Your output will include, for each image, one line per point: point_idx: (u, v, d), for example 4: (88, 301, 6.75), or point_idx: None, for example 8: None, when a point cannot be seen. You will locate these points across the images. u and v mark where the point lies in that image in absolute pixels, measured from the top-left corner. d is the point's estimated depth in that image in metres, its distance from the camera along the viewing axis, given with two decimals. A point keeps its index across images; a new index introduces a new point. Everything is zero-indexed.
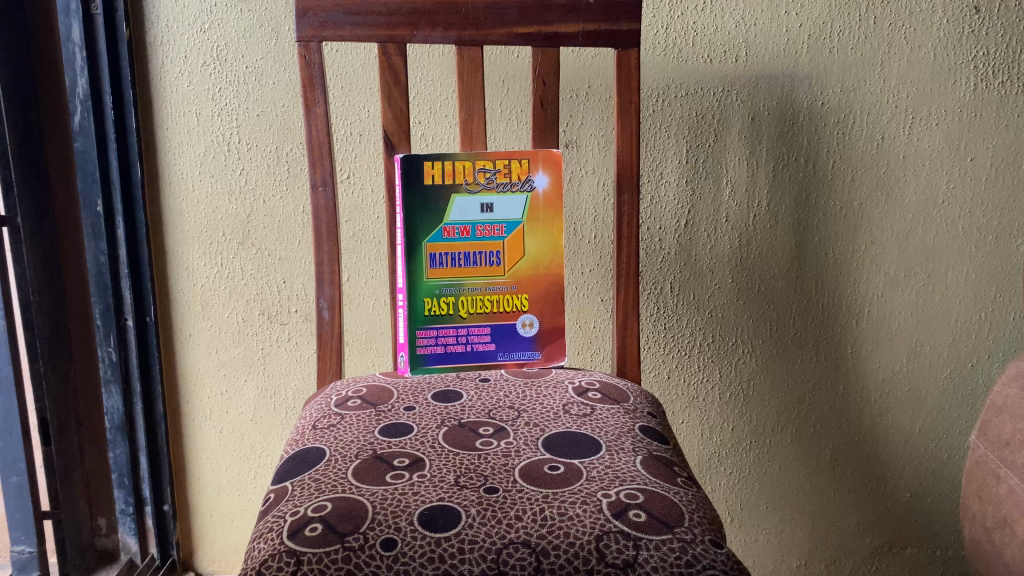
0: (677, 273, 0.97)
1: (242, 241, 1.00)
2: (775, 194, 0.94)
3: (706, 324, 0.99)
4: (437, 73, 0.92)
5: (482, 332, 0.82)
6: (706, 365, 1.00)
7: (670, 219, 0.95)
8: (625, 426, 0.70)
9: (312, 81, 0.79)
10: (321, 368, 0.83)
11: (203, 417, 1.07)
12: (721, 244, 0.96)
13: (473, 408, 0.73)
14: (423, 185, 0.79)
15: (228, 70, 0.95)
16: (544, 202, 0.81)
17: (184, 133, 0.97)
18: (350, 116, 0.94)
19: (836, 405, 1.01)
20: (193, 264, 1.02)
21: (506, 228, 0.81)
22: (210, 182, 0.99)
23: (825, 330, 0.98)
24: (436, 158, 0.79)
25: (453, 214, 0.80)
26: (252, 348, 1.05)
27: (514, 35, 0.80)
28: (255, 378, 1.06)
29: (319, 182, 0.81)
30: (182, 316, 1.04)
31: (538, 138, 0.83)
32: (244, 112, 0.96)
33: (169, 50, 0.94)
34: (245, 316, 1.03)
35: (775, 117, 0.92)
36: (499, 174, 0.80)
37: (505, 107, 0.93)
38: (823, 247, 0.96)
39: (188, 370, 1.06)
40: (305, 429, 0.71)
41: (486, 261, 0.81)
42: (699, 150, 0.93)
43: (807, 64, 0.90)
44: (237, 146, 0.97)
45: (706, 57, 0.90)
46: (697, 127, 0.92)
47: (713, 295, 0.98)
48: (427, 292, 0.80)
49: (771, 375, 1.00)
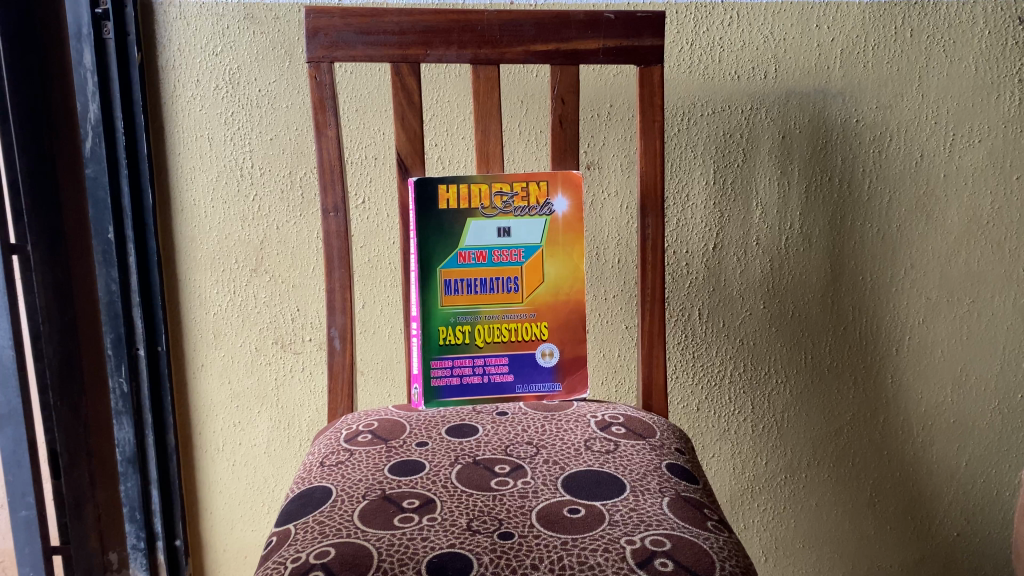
0: (706, 298, 0.92)
1: (254, 268, 0.98)
2: (809, 215, 0.89)
3: (737, 353, 0.94)
4: (454, 94, 0.89)
5: (499, 362, 0.78)
6: (737, 395, 0.95)
7: (698, 242, 0.91)
8: (651, 464, 0.66)
9: (323, 102, 0.76)
10: (333, 400, 0.80)
11: (216, 450, 1.04)
12: (752, 269, 0.91)
13: (489, 444, 0.69)
14: (437, 210, 0.76)
15: (241, 94, 0.93)
16: (564, 225, 0.78)
17: (196, 158, 0.95)
18: (365, 139, 0.91)
19: (875, 438, 0.95)
20: (207, 292, 0.98)
21: (524, 252, 0.77)
22: (223, 208, 0.96)
23: (863, 359, 0.93)
24: (450, 181, 0.76)
25: (468, 239, 0.76)
26: (266, 379, 1.01)
27: (531, 53, 0.77)
28: (268, 410, 1.02)
29: (330, 208, 0.78)
30: (195, 345, 1.00)
31: (557, 159, 0.79)
32: (257, 136, 0.94)
33: (181, 74, 0.92)
34: (258, 345, 1.00)
35: (808, 135, 0.88)
36: (517, 197, 0.77)
37: (524, 128, 0.90)
38: (859, 272, 0.91)
39: (201, 401, 1.02)
40: (312, 466, 0.68)
41: (503, 287, 0.77)
42: (727, 171, 0.89)
43: (839, 81, 0.86)
44: (250, 171, 0.95)
45: (734, 74, 0.86)
46: (725, 146, 0.88)
47: (744, 321, 0.93)
48: (442, 320, 0.77)
49: (807, 407, 0.95)
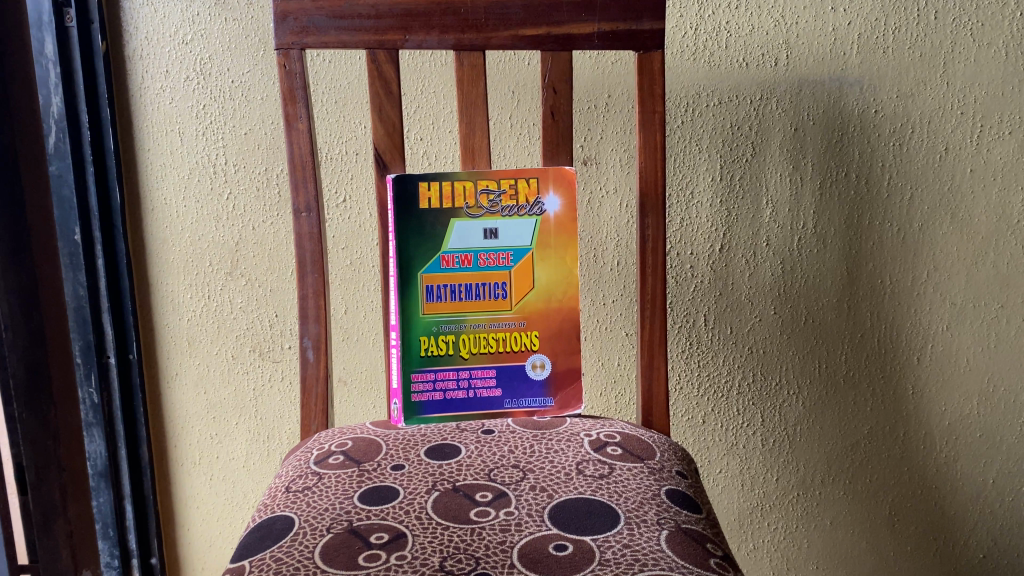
0: (712, 304, 0.86)
1: (230, 271, 0.91)
2: (823, 214, 0.83)
3: (745, 362, 0.87)
4: (440, 84, 0.83)
5: (486, 375, 0.72)
6: (746, 407, 0.88)
7: (703, 243, 0.84)
8: (648, 492, 0.59)
9: (293, 93, 0.70)
10: (306, 416, 0.73)
11: (192, 463, 0.98)
12: (761, 272, 0.85)
13: (471, 467, 0.63)
14: (418, 209, 0.70)
15: (213, 85, 0.87)
16: (556, 225, 0.71)
17: (167, 154, 0.89)
18: (345, 133, 0.85)
19: (895, 453, 0.88)
20: (180, 297, 0.92)
21: (513, 255, 0.71)
22: (196, 207, 0.90)
23: (882, 368, 0.86)
24: (432, 178, 0.70)
25: (452, 241, 0.70)
26: (244, 389, 0.95)
27: (519, 38, 0.70)
28: (247, 422, 0.96)
29: (302, 207, 0.72)
30: (169, 353, 0.94)
31: (549, 154, 0.73)
32: (231, 130, 0.88)
33: (150, 65, 0.86)
34: (235, 353, 0.94)
35: (822, 127, 0.81)
36: (505, 195, 0.71)
37: (515, 121, 0.83)
38: (878, 275, 0.84)
39: (176, 412, 0.96)
40: (277, 492, 0.62)
41: (490, 293, 0.71)
42: (734, 166, 0.82)
43: (857, 67, 0.79)
44: (224, 168, 0.89)
45: (741, 61, 0.80)
46: (732, 140, 0.82)
47: (754, 327, 0.86)
48: (423, 330, 0.71)
49: (821, 420, 0.88)
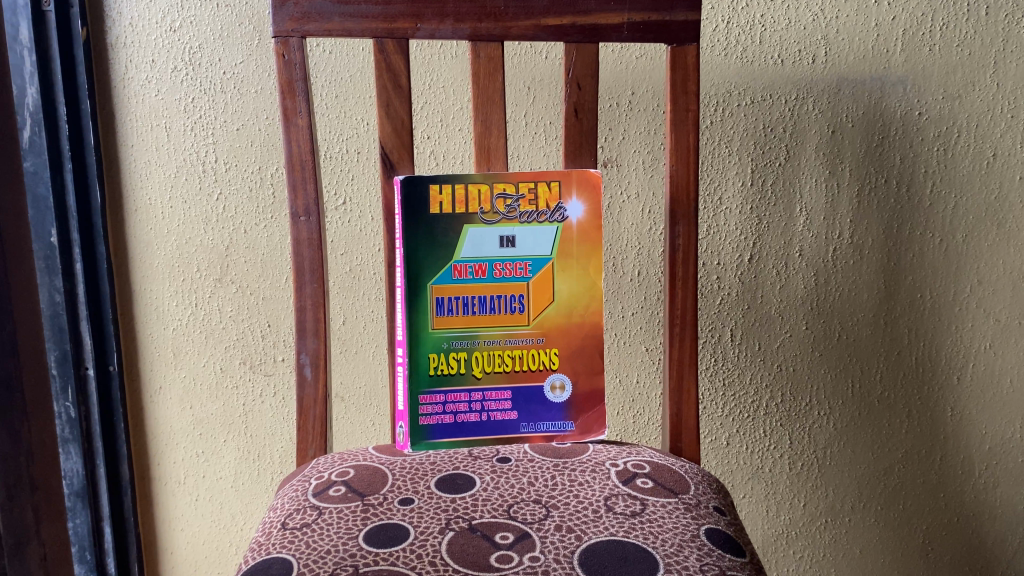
0: (740, 318, 0.80)
1: (219, 277, 0.84)
2: (860, 223, 0.77)
3: (774, 381, 0.81)
4: (450, 78, 0.77)
5: (500, 397, 0.66)
6: (774, 429, 0.83)
7: (731, 253, 0.79)
8: (687, 533, 0.53)
9: (293, 85, 0.64)
10: (302, 440, 0.67)
11: (176, 483, 0.91)
12: (793, 284, 0.79)
13: (488, 503, 0.56)
14: (429, 214, 0.63)
15: (202, 77, 0.80)
16: (579, 234, 0.65)
17: (152, 151, 0.82)
18: (345, 130, 0.79)
19: (931, 478, 0.83)
20: (164, 305, 0.86)
21: (532, 266, 0.65)
22: (183, 208, 0.83)
23: (918, 388, 0.81)
24: (444, 180, 0.63)
25: (465, 249, 0.64)
26: (233, 404, 0.88)
27: (542, 28, 0.64)
28: (235, 439, 0.89)
29: (300, 211, 0.65)
30: (152, 365, 0.87)
31: (571, 155, 0.66)
32: (222, 125, 0.81)
33: (134, 53, 0.80)
34: (224, 366, 0.87)
35: (862, 130, 0.75)
36: (524, 200, 0.64)
37: (531, 119, 0.77)
38: (918, 288, 0.78)
39: (159, 428, 0.89)
40: (272, 528, 0.55)
41: (506, 307, 0.65)
42: (766, 171, 0.76)
43: (900, 66, 0.73)
44: (213, 166, 0.82)
45: (777, 57, 0.74)
46: (764, 142, 0.76)
47: (783, 343, 0.80)
48: (432, 346, 0.65)
49: (853, 443, 0.83)
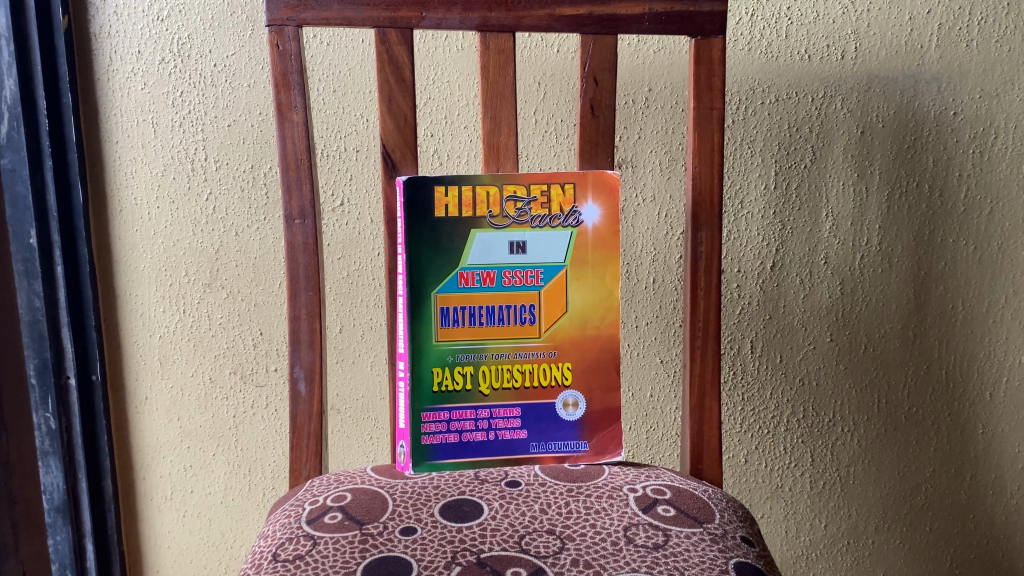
0: (761, 329, 0.76)
1: (208, 282, 0.79)
2: (890, 229, 0.73)
3: (795, 395, 0.77)
4: (455, 73, 0.72)
5: (509, 414, 0.61)
6: (795, 445, 0.78)
7: (753, 260, 0.74)
8: (716, 569, 0.49)
9: (288, 78, 0.60)
10: (296, 459, 0.62)
11: (163, 498, 0.86)
12: (818, 294, 0.75)
13: (497, 533, 0.52)
14: (433, 218, 0.59)
15: (191, 69, 0.75)
16: (594, 239, 0.61)
17: (138, 148, 0.77)
18: (344, 127, 0.75)
19: (960, 499, 0.78)
20: (150, 310, 0.81)
21: (543, 274, 0.60)
22: (170, 209, 0.78)
23: (948, 405, 0.76)
24: (450, 182, 0.59)
25: (473, 256, 0.59)
26: (223, 416, 0.83)
27: (556, 18, 0.59)
28: (225, 453, 0.84)
29: (295, 213, 0.61)
30: (137, 374, 0.83)
31: (586, 156, 0.62)
32: (212, 121, 0.76)
33: (119, 44, 0.75)
34: (213, 376, 0.82)
35: (893, 131, 0.71)
36: (535, 203, 0.60)
37: (541, 117, 0.73)
38: (950, 299, 0.74)
39: (145, 441, 0.84)
40: (262, 559, 0.51)
41: (516, 318, 0.60)
42: (791, 173, 0.72)
43: (936, 63, 0.69)
44: (203, 164, 0.77)
45: (804, 53, 0.70)
46: (789, 143, 0.71)
47: (806, 356, 0.76)
48: (436, 360, 0.60)
49: (879, 461, 0.78)
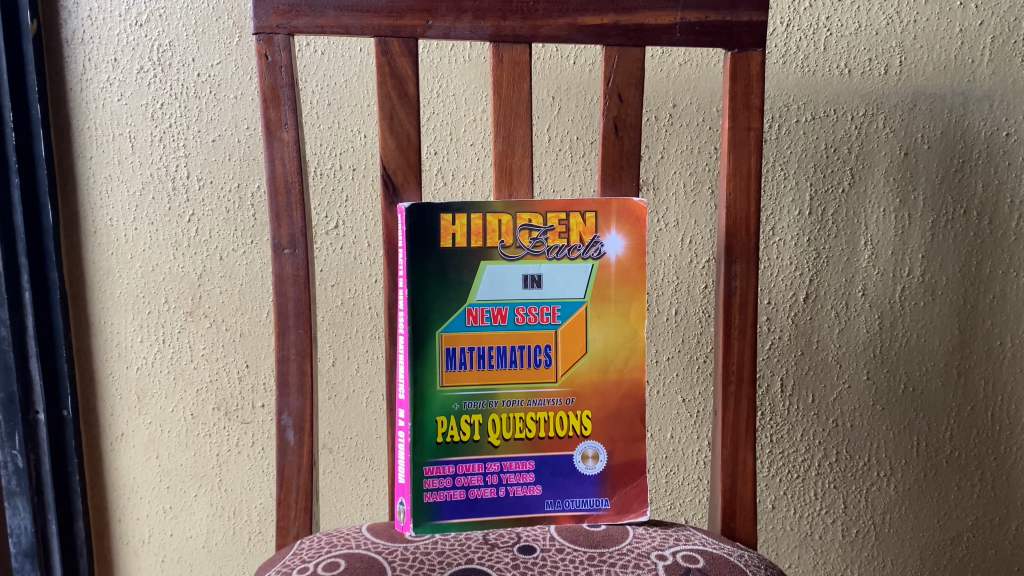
0: (792, 366, 0.70)
1: (190, 310, 0.73)
2: (934, 259, 0.67)
3: (829, 437, 0.71)
4: (461, 86, 0.66)
5: (522, 468, 0.55)
6: (827, 491, 0.72)
7: (784, 291, 0.68)
8: None
9: (277, 92, 0.53)
10: (283, 517, 0.56)
11: (139, 542, 0.79)
12: (854, 328, 0.69)
13: None
14: (439, 249, 0.53)
15: (173, 79, 0.68)
16: (617, 273, 0.54)
17: (114, 164, 0.70)
18: (339, 143, 0.68)
19: (1005, 550, 0.72)
20: (127, 340, 0.74)
21: (561, 311, 0.54)
22: (149, 230, 0.71)
23: (994, 449, 0.70)
24: (458, 209, 0.53)
25: (482, 291, 0.53)
26: (205, 454, 0.76)
27: (578, 28, 0.53)
28: (208, 494, 0.77)
29: (284, 242, 0.55)
30: (112, 409, 0.76)
31: (608, 180, 0.55)
32: (195, 136, 0.69)
33: (94, 51, 0.68)
34: (195, 412, 0.75)
35: (940, 153, 0.65)
36: (552, 233, 0.53)
37: (555, 134, 0.67)
38: (997, 335, 0.68)
39: (120, 481, 0.78)
40: None
41: (530, 361, 0.54)
42: (827, 198, 0.66)
43: (988, 79, 0.63)
44: (185, 182, 0.70)
45: (844, 67, 0.64)
46: (826, 165, 0.66)
47: (841, 396, 0.70)
48: (441, 408, 0.54)
49: (916, 509, 0.72)
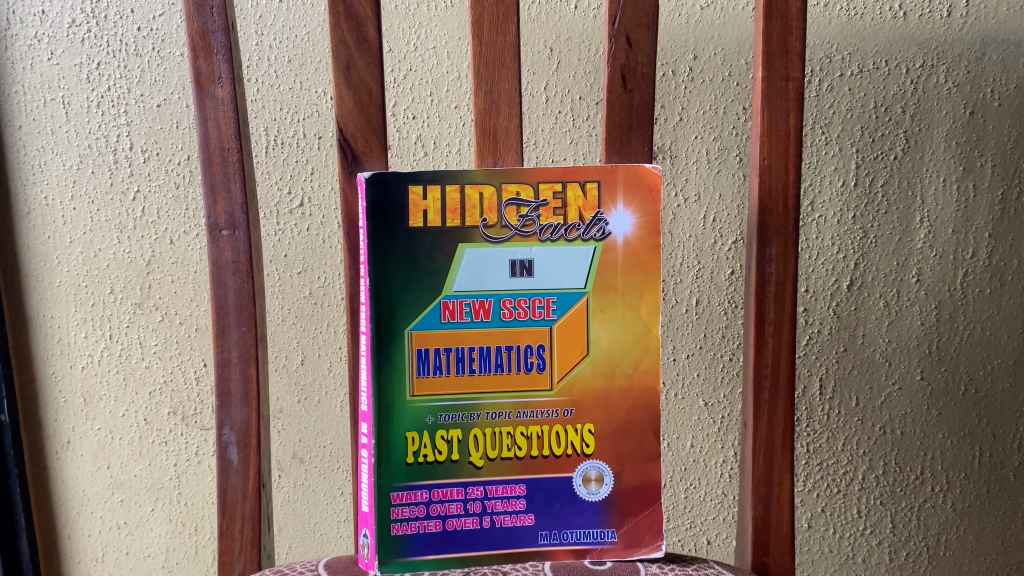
0: (834, 364, 0.60)
1: (139, 302, 0.64)
2: (1003, 239, 0.56)
3: (875, 447, 0.61)
4: (443, 37, 0.57)
5: (510, 493, 0.45)
6: (872, 509, 0.62)
7: (825, 278, 0.58)
8: None
9: (209, 38, 0.44)
10: (225, 551, 0.47)
11: (92, 561, 0.71)
12: (906, 319, 0.58)
13: None
14: (407, 230, 0.43)
15: (109, 34, 0.59)
16: (625, 258, 0.44)
17: (47, 134, 0.61)
18: (303, 107, 0.59)
19: None
20: (69, 336, 0.65)
21: (557, 305, 0.44)
22: (89, 210, 0.62)
23: None
24: (429, 180, 0.43)
25: (460, 280, 0.44)
26: (161, 464, 0.67)
27: None
28: (166, 508, 0.68)
29: (221, 222, 0.45)
30: (56, 413, 0.67)
31: (614, 143, 0.45)
32: (137, 100, 0.60)
33: (18, 3, 0.59)
34: (148, 417, 0.66)
35: (1013, 111, 0.54)
36: (546, 209, 0.43)
37: (554, 94, 0.57)
38: None
39: (68, 494, 0.69)
40: None
41: (519, 365, 0.45)
42: (877, 166, 0.56)
43: None
44: (127, 154, 0.61)
45: (897, 9, 0.53)
46: (875, 128, 0.55)
47: (890, 400, 0.60)
48: (412, 422, 0.44)
49: (977, 529, 0.62)
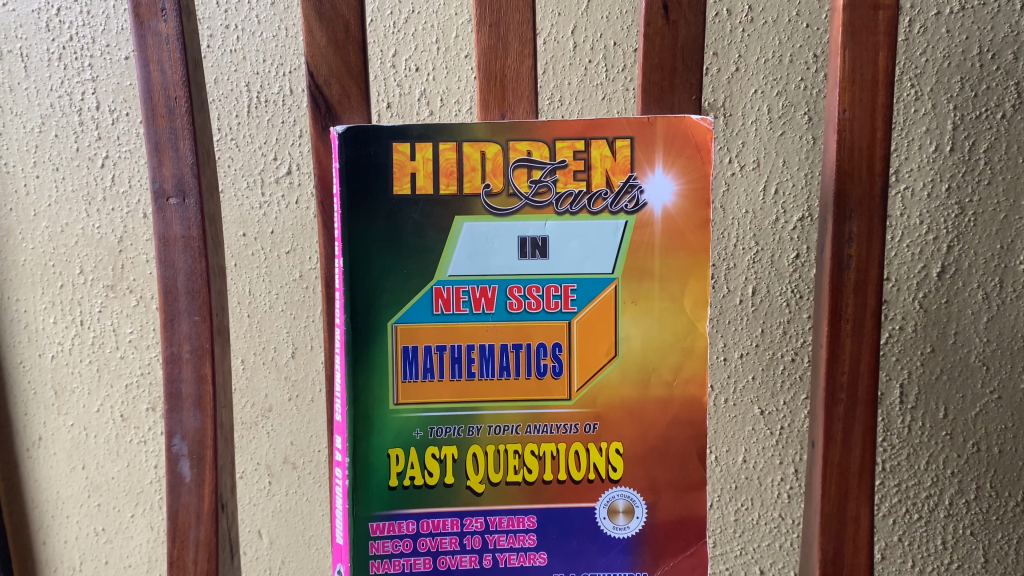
0: (921, 368, 0.50)
1: (111, 283, 0.56)
2: None
3: (967, 467, 0.51)
4: None
5: (517, 526, 0.36)
6: (960, 540, 0.52)
7: (911, 264, 0.49)
8: None
9: None
10: None
11: (69, 570, 0.64)
12: (1010, 315, 0.48)
13: None
14: (390, 198, 0.33)
15: None
16: (665, 234, 0.34)
17: (5, 92, 0.54)
18: (289, 58, 0.51)
19: None
20: (36, 321, 0.58)
21: (578, 293, 0.34)
22: (52, 178, 0.55)
23: None
24: (419, 135, 0.33)
25: (457, 262, 0.34)
26: (141, 466, 0.60)
27: None
28: (147, 515, 0.61)
29: (169, 186, 0.34)
30: (26, 408, 0.60)
31: (653, 90, 0.34)
32: (103, 51, 0.52)
33: None
34: (125, 413, 0.59)
35: None
36: (565, 172, 0.33)
37: (583, 39, 0.49)
38: None
39: (41, 497, 0.62)
40: None
41: (529, 369, 0.35)
42: (980, 127, 0.46)
43: None
44: (93, 114, 0.53)
45: None
46: (981, 80, 0.45)
47: (986, 411, 0.50)
48: (396, 438, 0.35)
49: None
